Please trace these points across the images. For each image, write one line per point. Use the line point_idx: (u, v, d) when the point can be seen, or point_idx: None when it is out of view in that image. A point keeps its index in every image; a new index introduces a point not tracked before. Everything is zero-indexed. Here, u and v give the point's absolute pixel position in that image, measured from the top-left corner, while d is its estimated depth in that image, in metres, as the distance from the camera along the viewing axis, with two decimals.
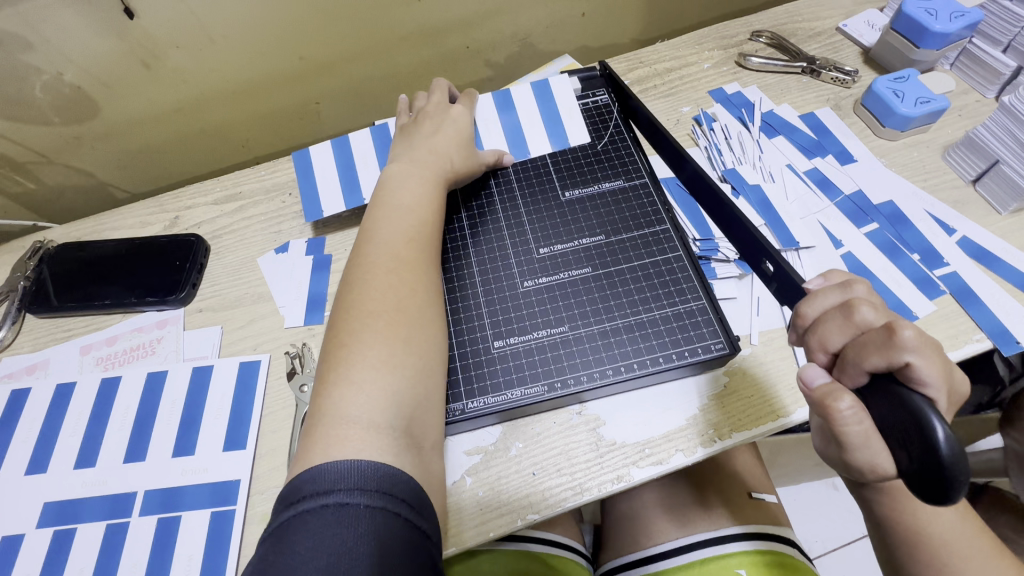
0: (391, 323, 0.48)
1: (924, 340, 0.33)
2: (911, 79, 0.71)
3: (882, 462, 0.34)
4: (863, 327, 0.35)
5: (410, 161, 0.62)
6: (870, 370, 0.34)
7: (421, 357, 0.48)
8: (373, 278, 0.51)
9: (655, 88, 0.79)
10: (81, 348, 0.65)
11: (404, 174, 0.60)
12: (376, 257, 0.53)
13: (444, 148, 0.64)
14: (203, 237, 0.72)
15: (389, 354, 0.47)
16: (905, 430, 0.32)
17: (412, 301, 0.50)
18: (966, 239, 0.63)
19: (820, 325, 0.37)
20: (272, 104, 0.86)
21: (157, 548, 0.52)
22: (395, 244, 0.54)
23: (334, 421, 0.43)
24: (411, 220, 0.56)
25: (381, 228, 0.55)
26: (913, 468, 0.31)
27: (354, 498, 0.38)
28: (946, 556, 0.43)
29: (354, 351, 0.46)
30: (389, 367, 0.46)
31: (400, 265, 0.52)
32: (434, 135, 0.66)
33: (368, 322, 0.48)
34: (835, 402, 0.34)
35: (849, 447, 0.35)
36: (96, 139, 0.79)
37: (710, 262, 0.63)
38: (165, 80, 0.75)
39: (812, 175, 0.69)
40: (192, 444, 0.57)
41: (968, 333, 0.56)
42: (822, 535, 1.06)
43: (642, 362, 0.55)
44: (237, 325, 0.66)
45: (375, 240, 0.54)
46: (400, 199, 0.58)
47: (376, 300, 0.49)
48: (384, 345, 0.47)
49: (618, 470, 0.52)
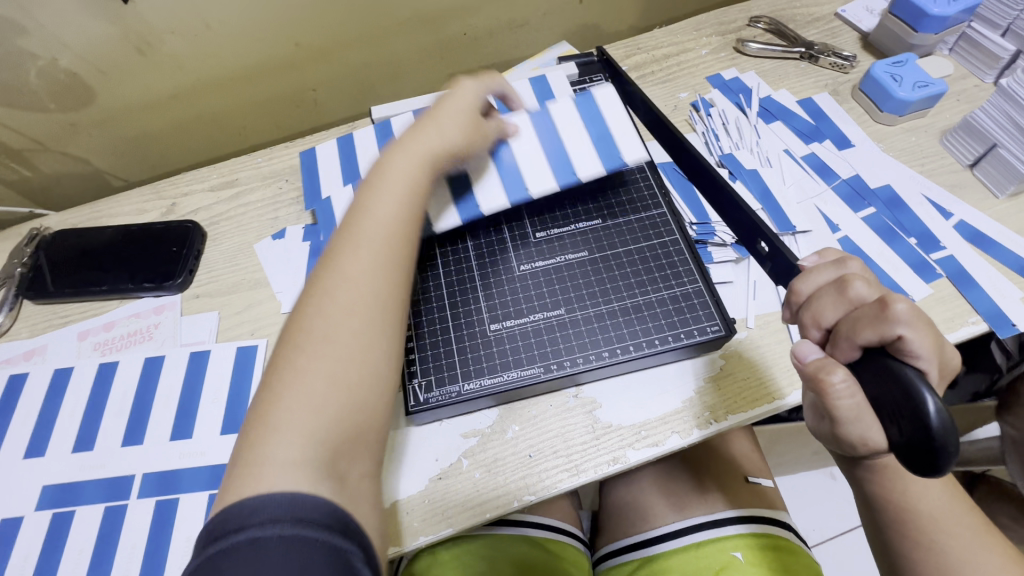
0: (326, 367, 0.42)
1: (918, 314, 0.33)
2: (909, 63, 0.71)
3: (873, 436, 0.34)
4: (857, 302, 0.35)
5: (396, 149, 0.55)
6: (863, 344, 0.34)
7: (350, 410, 0.41)
8: (324, 305, 0.44)
9: (652, 74, 0.79)
10: (78, 334, 0.65)
11: (386, 180, 0.52)
12: (333, 289, 0.45)
13: (436, 132, 0.56)
14: (200, 223, 0.72)
15: (316, 400, 0.40)
16: (896, 403, 0.32)
17: (356, 343, 0.43)
18: (962, 223, 0.63)
19: (814, 301, 0.37)
20: (269, 91, 0.85)
21: (155, 530, 0.53)
22: (354, 270, 0.46)
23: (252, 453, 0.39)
24: (382, 243, 0.48)
25: (345, 247, 0.48)
26: (903, 441, 0.32)
27: (266, 530, 0.34)
28: (936, 534, 0.43)
29: (281, 390, 0.41)
30: (319, 416, 0.40)
31: (352, 296, 0.45)
32: (430, 119, 0.57)
33: (303, 359, 0.42)
34: (829, 375, 0.34)
35: (841, 422, 0.35)
36: (91, 126, 0.78)
37: (707, 246, 0.63)
38: (161, 66, 0.75)
39: (809, 160, 0.69)
40: (189, 427, 0.58)
41: (963, 316, 0.56)
42: (820, 524, 1.06)
43: (637, 344, 0.55)
44: (234, 310, 0.66)
45: (335, 263, 0.47)
46: (373, 213, 0.50)
47: (320, 336, 0.43)
48: (312, 389, 0.41)
49: (614, 452, 0.52)
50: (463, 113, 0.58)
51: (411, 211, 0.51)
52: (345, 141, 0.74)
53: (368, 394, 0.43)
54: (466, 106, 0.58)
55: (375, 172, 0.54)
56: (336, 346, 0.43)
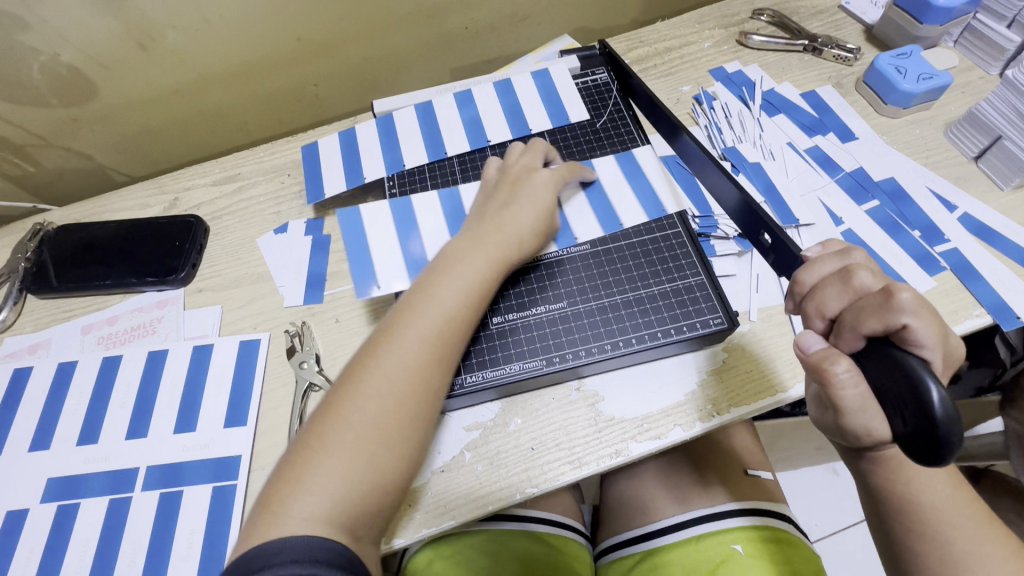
0: (363, 446, 0.43)
1: (923, 304, 0.33)
2: (913, 55, 0.70)
3: (877, 427, 0.34)
4: (861, 292, 0.35)
5: (472, 234, 0.54)
6: (867, 334, 0.34)
7: (375, 491, 0.43)
8: (374, 381, 0.45)
9: (655, 68, 0.79)
10: (82, 328, 0.65)
11: (458, 269, 0.51)
12: (388, 372, 0.45)
13: (512, 225, 0.55)
14: (202, 218, 0.72)
15: (348, 474, 0.42)
16: (899, 393, 0.32)
17: (396, 429, 0.44)
18: (967, 215, 0.62)
19: (818, 291, 0.37)
20: (271, 86, 0.85)
21: (159, 522, 0.53)
22: (411, 356, 0.46)
23: (279, 498, 0.41)
24: (439, 330, 0.48)
25: (406, 325, 0.48)
26: (908, 431, 0.31)
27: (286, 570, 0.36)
28: (940, 525, 0.43)
29: (319, 454, 0.42)
30: (347, 490, 0.42)
31: (403, 383, 0.45)
32: (507, 207, 0.56)
33: (345, 432, 0.43)
34: (833, 365, 0.34)
35: (845, 412, 0.35)
36: (93, 121, 0.78)
37: (709, 239, 0.63)
38: (162, 61, 0.74)
39: (812, 153, 0.69)
40: (193, 421, 0.58)
41: (968, 308, 0.56)
42: (822, 519, 1.06)
43: (640, 336, 0.55)
44: (236, 304, 0.66)
45: (395, 341, 0.47)
46: (440, 298, 0.49)
47: (364, 413, 0.44)
48: (346, 463, 0.42)
49: (617, 444, 0.53)
50: (541, 211, 0.57)
51: (475, 307, 0.51)
52: (347, 137, 0.74)
53: (394, 477, 0.44)
54: (545, 203, 0.57)
55: (448, 252, 0.53)
56: (378, 428, 0.44)
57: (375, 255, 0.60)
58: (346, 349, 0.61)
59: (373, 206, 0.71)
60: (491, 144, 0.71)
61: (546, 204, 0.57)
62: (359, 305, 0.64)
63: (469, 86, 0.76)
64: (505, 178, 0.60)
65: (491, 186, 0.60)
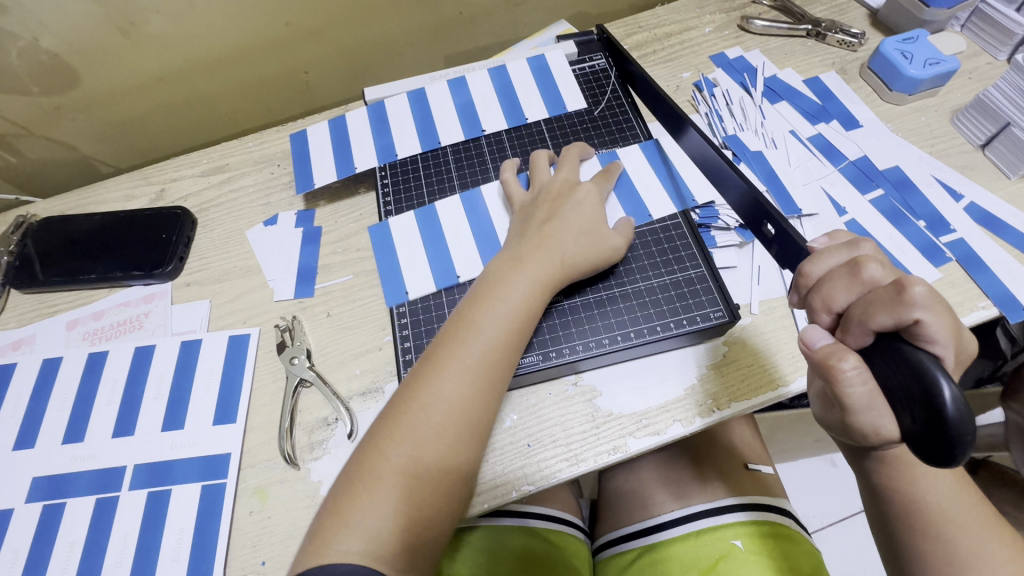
0: (403, 478, 0.42)
1: (937, 297, 0.31)
2: (920, 39, 0.68)
3: (885, 425, 0.32)
4: (871, 284, 0.34)
5: (515, 253, 0.53)
6: (876, 329, 0.32)
7: (417, 524, 0.42)
8: (416, 412, 0.44)
9: (654, 54, 0.77)
10: (67, 323, 0.64)
11: (502, 294, 0.50)
12: (430, 404, 0.45)
13: (561, 241, 0.53)
14: (189, 210, 0.70)
15: (388, 507, 0.41)
16: (908, 390, 0.30)
17: (437, 461, 0.43)
18: (973, 205, 0.61)
19: (825, 284, 0.36)
20: (260, 73, 0.83)
21: (148, 521, 0.52)
22: (451, 386, 0.45)
23: (323, 527, 0.41)
24: (480, 359, 0.47)
25: (448, 355, 0.47)
26: (917, 429, 0.30)
27: None
28: (944, 525, 0.42)
29: (360, 486, 0.42)
30: (391, 521, 0.41)
31: (445, 415, 0.44)
32: (552, 222, 0.55)
33: (387, 464, 0.43)
34: (840, 362, 0.33)
35: (852, 410, 0.33)
36: (76, 110, 0.76)
37: (709, 230, 0.61)
38: (146, 47, 0.72)
39: (815, 141, 0.67)
40: (181, 418, 0.56)
41: (974, 300, 0.55)
42: (820, 511, 1.06)
43: (638, 330, 0.54)
44: (225, 299, 0.64)
45: (436, 371, 0.46)
46: (481, 326, 0.48)
47: (406, 445, 0.43)
48: (387, 495, 0.42)
49: (614, 440, 0.51)
50: (589, 222, 0.55)
51: (518, 333, 0.49)
52: (338, 126, 0.72)
53: (437, 508, 0.43)
54: (585, 217, 0.55)
55: (490, 279, 0.52)
56: (419, 460, 0.43)
57: (405, 259, 0.62)
58: (337, 344, 0.60)
59: (365, 197, 0.69)
60: (486, 133, 0.69)
61: (594, 215, 0.56)
62: (351, 298, 0.62)
63: (462, 72, 0.74)
64: (544, 196, 0.58)
65: (527, 206, 0.58)
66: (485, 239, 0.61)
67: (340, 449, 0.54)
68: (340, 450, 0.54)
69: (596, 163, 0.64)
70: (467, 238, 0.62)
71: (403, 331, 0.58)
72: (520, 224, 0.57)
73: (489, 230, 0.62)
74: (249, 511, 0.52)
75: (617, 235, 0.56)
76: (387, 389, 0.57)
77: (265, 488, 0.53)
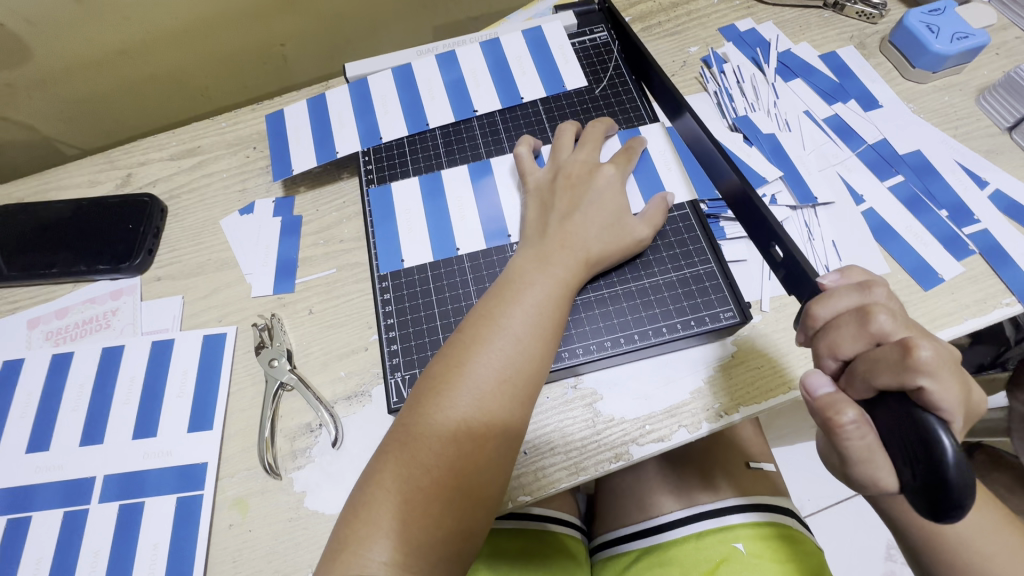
0: (442, 490, 0.39)
1: (940, 363, 0.32)
2: (948, 10, 0.63)
3: (884, 479, 0.34)
4: (876, 338, 0.35)
5: (538, 251, 0.49)
6: (880, 386, 0.34)
7: (456, 536, 0.39)
8: (447, 420, 0.40)
9: (659, 26, 0.71)
10: (28, 322, 0.59)
11: (527, 293, 0.46)
12: (458, 408, 0.41)
13: (582, 236, 0.50)
14: (158, 197, 0.65)
15: (428, 518, 0.38)
16: (908, 445, 0.32)
17: (476, 472, 0.40)
18: (998, 193, 0.57)
19: (832, 331, 0.37)
20: (233, 44, 0.77)
21: (120, 536, 0.48)
22: (486, 392, 0.41)
23: (356, 538, 0.37)
24: (511, 360, 0.43)
25: (476, 356, 0.43)
26: (915, 485, 0.31)
27: None
28: (976, 548, 0.41)
29: (391, 495, 0.38)
30: (428, 531, 0.38)
31: (481, 428, 0.41)
32: (573, 215, 0.51)
33: (421, 476, 0.39)
34: (838, 415, 0.34)
35: (852, 461, 0.35)
36: (31, 87, 0.69)
37: (718, 221, 0.57)
38: (105, 16, 0.65)
39: (832, 123, 0.63)
40: (154, 424, 0.53)
41: (997, 297, 0.52)
42: (814, 493, 0.95)
43: (643, 332, 0.51)
44: (199, 294, 0.60)
45: (466, 376, 0.42)
46: (511, 324, 0.44)
47: (442, 457, 0.39)
48: (426, 507, 0.38)
49: (617, 448, 0.48)
50: (612, 214, 0.51)
51: (549, 336, 0.45)
52: (318, 107, 0.67)
53: (477, 518, 0.40)
54: (607, 206, 0.52)
55: (512, 274, 0.48)
56: (456, 471, 0.39)
57: (406, 244, 0.57)
58: (320, 345, 0.56)
59: (348, 183, 0.65)
60: (476, 113, 0.64)
61: (617, 205, 0.52)
62: (332, 295, 0.58)
63: (451, 46, 0.68)
64: (562, 180, 0.54)
65: (544, 190, 0.54)
66: (492, 220, 0.57)
67: (324, 457, 0.51)
68: (324, 459, 0.51)
69: (616, 142, 0.60)
70: (474, 220, 0.58)
71: (389, 332, 0.53)
72: (537, 217, 0.53)
73: (498, 211, 0.58)
74: (228, 524, 0.49)
75: (641, 224, 0.52)
76: (374, 393, 0.53)
77: (245, 498, 0.50)
